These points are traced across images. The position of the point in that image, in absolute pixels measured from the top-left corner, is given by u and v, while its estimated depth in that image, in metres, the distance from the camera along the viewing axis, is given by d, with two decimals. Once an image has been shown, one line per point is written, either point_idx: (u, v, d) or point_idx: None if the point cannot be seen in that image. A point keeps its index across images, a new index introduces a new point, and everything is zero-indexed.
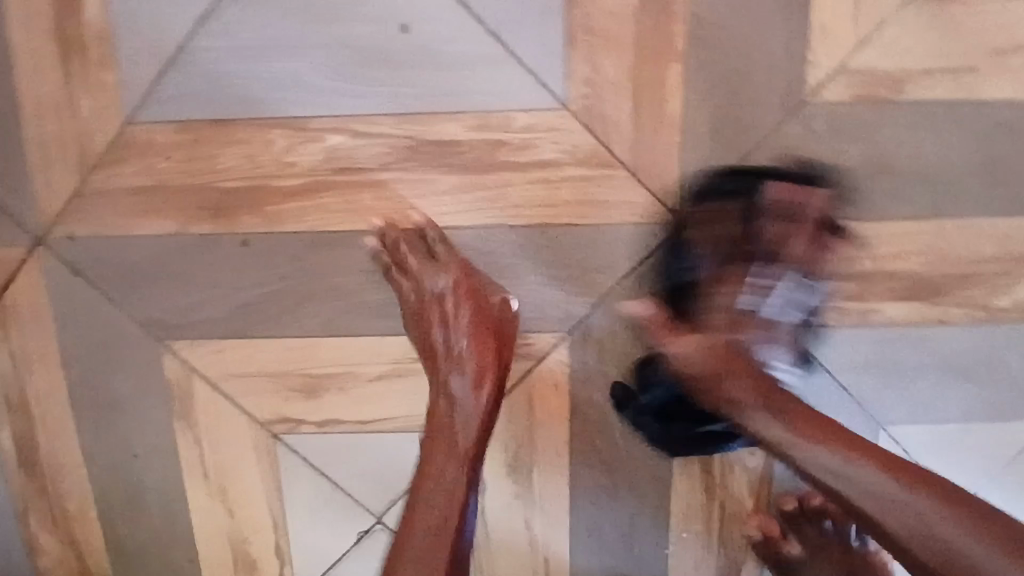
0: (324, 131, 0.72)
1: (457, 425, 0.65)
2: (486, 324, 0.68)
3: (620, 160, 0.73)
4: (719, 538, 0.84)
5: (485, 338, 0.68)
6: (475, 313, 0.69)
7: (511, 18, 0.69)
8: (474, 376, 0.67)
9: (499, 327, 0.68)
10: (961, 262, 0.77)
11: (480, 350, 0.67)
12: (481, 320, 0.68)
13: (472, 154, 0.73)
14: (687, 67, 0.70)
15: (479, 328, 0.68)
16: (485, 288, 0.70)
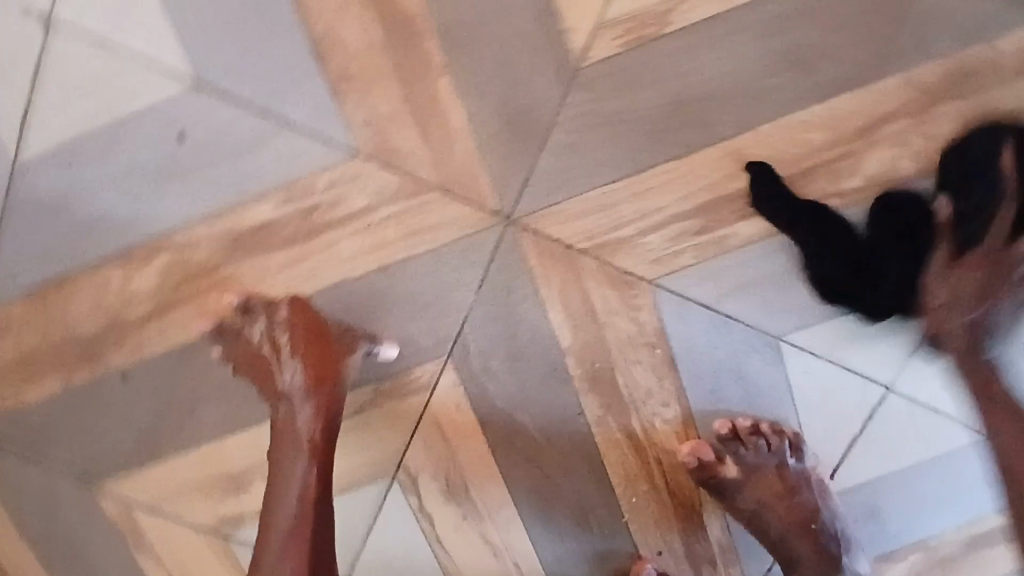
0: (151, 255, 0.75)
1: (301, 472, 0.71)
2: (322, 373, 0.72)
3: (428, 183, 0.73)
4: (667, 492, 0.85)
5: (325, 387, 0.72)
6: (312, 362, 0.72)
7: (271, 91, 0.70)
8: (314, 426, 0.71)
9: (335, 373, 0.73)
10: (799, 158, 0.75)
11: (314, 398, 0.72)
12: (315, 368, 0.72)
13: (290, 226, 0.74)
14: (453, 75, 0.70)
15: (316, 377, 0.72)
16: (321, 331, 0.73)
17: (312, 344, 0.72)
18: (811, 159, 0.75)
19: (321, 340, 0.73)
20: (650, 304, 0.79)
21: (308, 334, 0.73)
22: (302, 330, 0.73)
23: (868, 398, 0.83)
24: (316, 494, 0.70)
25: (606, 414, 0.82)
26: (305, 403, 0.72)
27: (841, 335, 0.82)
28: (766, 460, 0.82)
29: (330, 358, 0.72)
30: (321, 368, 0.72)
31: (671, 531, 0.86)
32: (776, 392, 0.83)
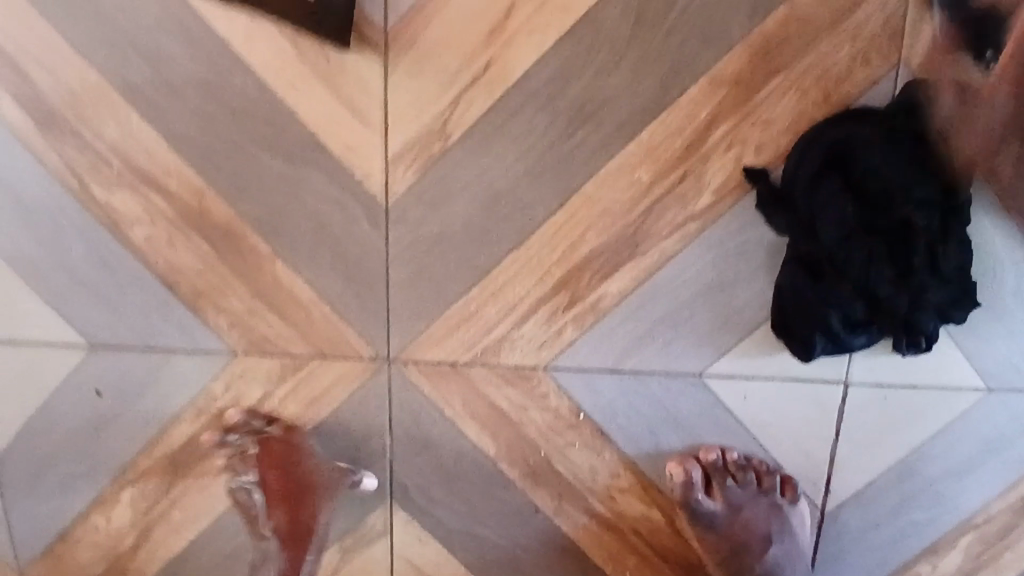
0: (115, 494, 0.83)
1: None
2: (295, 505, 0.76)
3: (305, 355, 0.78)
4: (657, 555, 0.82)
5: (298, 517, 0.76)
6: (285, 499, 0.76)
7: (147, 328, 0.78)
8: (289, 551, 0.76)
9: (306, 509, 0.77)
10: (633, 201, 0.72)
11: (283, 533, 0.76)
12: (290, 500, 0.76)
13: (209, 433, 0.81)
14: (285, 257, 0.75)
15: (290, 508, 0.76)
16: (298, 468, 0.77)
17: (289, 479, 0.77)
18: (647, 197, 0.72)
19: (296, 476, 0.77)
20: (555, 387, 0.78)
21: (285, 468, 0.77)
22: (281, 469, 0.77)
23: (825, 398, 0.77)
24: None
25: (562, 502, 0.81)
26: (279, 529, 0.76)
27: (767, 346, 0.76)
28: (755, 498, 0.78)
29: (303, 494, 0.77)
30: (293, 501, 0.76)
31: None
32: (725, 425, 0.78)
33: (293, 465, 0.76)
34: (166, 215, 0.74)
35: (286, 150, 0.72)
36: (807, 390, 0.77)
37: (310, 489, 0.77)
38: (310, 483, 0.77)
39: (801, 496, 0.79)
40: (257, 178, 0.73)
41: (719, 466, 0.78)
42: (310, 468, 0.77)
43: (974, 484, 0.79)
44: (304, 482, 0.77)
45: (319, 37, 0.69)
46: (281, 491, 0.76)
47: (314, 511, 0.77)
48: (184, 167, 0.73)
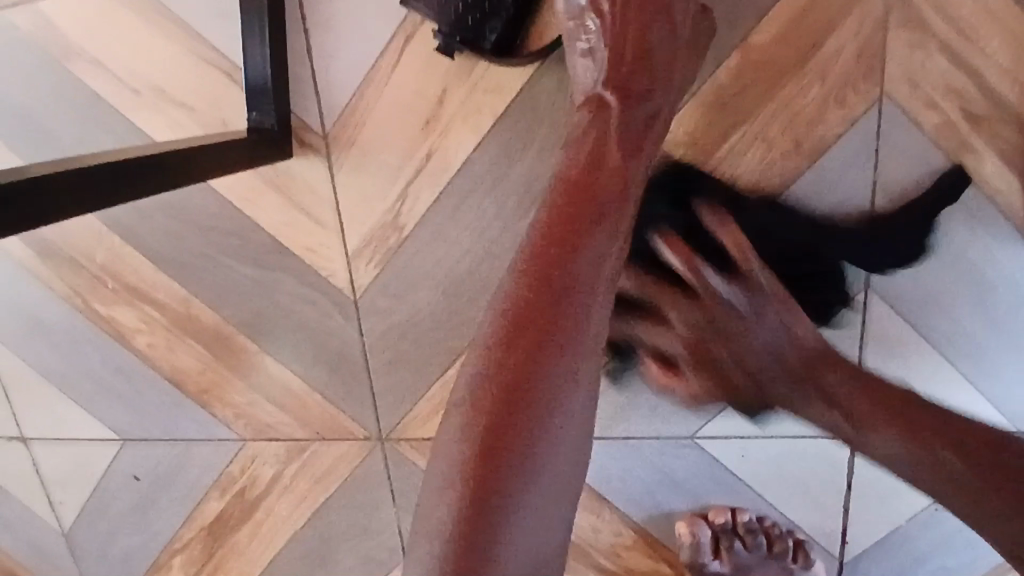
0: (167, 561, 0.92)
1: (498, 488, 0.40)
2: (545, 339, 0.43)
3: (305, 438, 0.81)
4: None
5: (544, 362, 0.43)
6: (559, 304, 0.44)
7: (164, 422, 0.84)
8: (513, 422, 0.41)
9: (569, 333, 0.44)
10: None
11: (528, 350, 0.43)
12: (530, 338, 0.43)
13: (234, 510, 0.86)
14: (271, 352, 0.78)
15: (535, 339, 0.43)
16: (590, 257, 0.46)
17: (547, 282, 0.44)
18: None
19: (575, 260, 0.45)
20: None
21: (542, 262, 0.45)
22: (567, 256, 0.45)
23: (830, 450, 0.73)
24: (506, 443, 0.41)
25: (568, 562, 0.81)
26: (520, 355, 0.43)
27: (760, 409, 0.71)
28: (763, 562, 0.75)
29: (567, 314, 0.44)
30: (558, 307, 0.44)
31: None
32: (724, 484, 0.75)
33: (588, 219, 0.46)
34: (161, 322, 0.79)
35: (255, 254, 0.75)
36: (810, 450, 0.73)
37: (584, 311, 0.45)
38: (583, 269, 0.45)
39: (814, 561, 0.74)
40: (234, 282, 0.76)
41: (729, 527, 0.75)
42: (592, 270, 0.45)
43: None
44: (583, 278, 0.45)
45: (259, 162, 0.65)
46: (521, 307, 0.44)
47: (577, 337, 0.44)
48: (169, 280, 0.77)
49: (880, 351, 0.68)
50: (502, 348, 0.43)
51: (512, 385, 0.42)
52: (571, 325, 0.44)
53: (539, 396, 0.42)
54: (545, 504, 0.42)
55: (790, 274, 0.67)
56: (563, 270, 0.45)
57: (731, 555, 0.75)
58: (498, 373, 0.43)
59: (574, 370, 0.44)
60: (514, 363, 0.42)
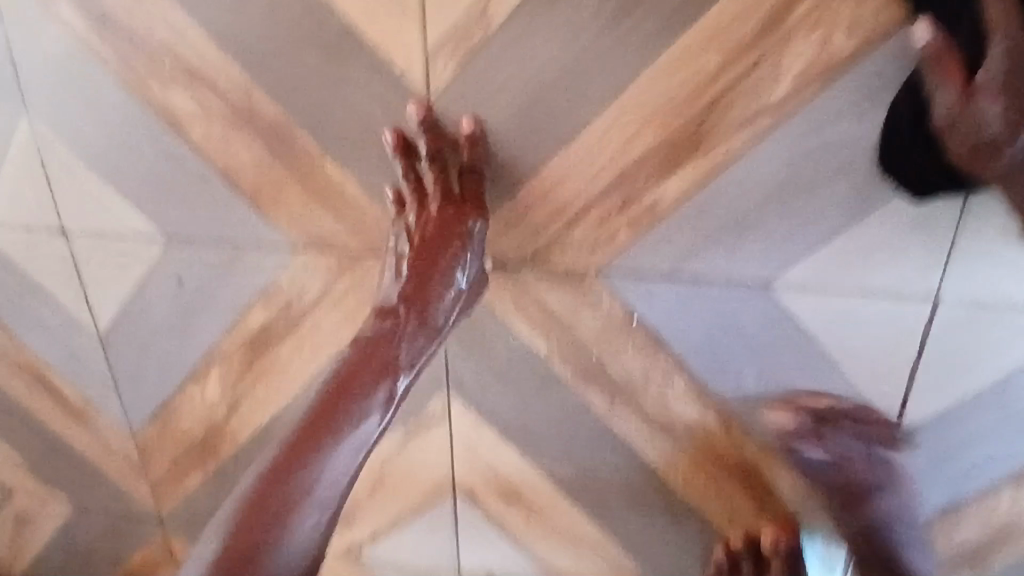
0: (206, 368, 0.92)
1: (279, 498, 0.59)
2: (340, 397, 0.64)
3: (361, 250, 0.79)
4: (713, 459, 0.81)
5: (339, 405, 0.63)
6: (371, 362, 0.66)
7: (213, 223, 0.82)
8: (269, 495, 0.59)
9: (356, 400, 0.64)
10: (700, 91, 0.65)
11: (325, 411, 0.63)
12: (342, 386, 0.64)
13: (278, 322, 0.85)
14: (333, 154, 0.74)
15: (340, 387, 0.64)
16: (391, 333, 0.68)
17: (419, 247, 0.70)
18: (713, 87, 0.64)
19: (387, 343, 0.67)
20: (608, 293, 0.75)
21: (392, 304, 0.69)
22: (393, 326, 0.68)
23: (910, 311, 0.70)
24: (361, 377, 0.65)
25: (614, 403, 0.80)
26: (328, 403, 0.64)
27: (845, 258, 0.69)
28: (852, 445, 0.75)
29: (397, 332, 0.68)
30: (421, 273, 0.69)
31: (733, 495, 0.83)
32: (793, 338, 0.73)
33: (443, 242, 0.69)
34: (219, 112, 0.75)
35: (326, 43, 0.70)
36: (886, 310, 0.70)
37: (342, 419, 0.63)
38: (350, 422, 0.63)
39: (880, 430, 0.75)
40: (301, 73, 0.71)
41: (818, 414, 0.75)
42: (405, 343, 0.68)
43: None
44: (391, 348, 0.67)
45: None
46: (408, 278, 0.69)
47: (328, 447, 0.62)
48: (231, 65, 0.73)
49: (985, 219, 0.66)
50: (319, 397, 0.64)
51: (319, 424, 0.62)
52: (327, 435, 0.62)
53: (379, 357, 0.67)
54: (318, 505, 0.60)
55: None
56: (382, 336, 0.67)
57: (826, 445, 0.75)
58: (309, 415, 0.63)
59: (425, 315, 0.69)
60: (324, 404, 0.64)
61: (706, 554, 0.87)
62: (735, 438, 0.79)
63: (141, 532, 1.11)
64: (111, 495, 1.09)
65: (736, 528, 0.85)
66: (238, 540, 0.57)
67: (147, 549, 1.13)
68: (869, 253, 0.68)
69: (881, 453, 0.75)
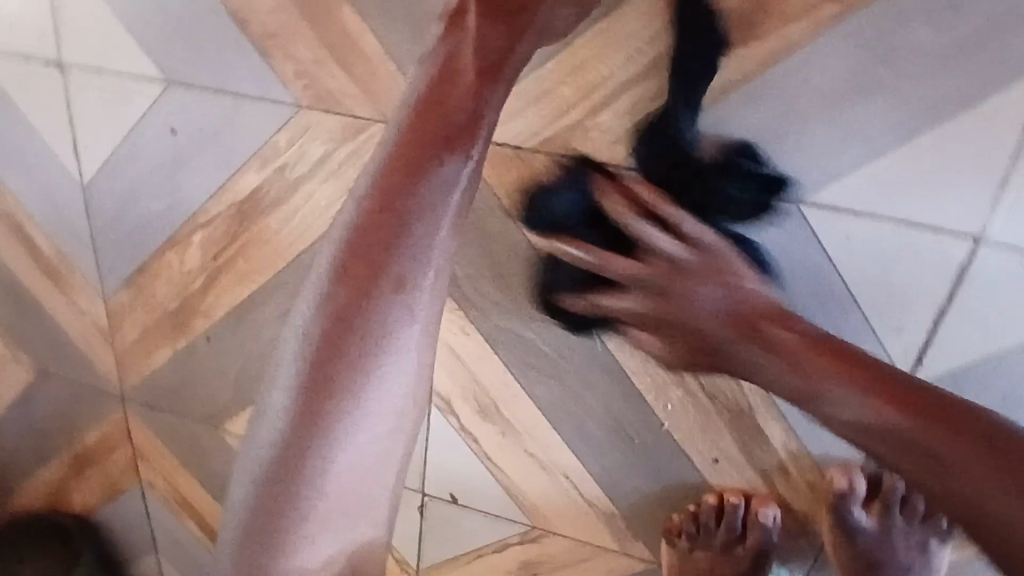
0: (188, 234, 0.87)
1: (344, 391, 0.54)
2: (380, 248, 0.54)
3: (368, 118, 0.73)
4: (706, 391, 0.77)
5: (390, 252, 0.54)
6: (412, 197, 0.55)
7: (218, 69, 0.77)
8: (328, 387, 0.54)
9: (396, 241, 0.54)
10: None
11: (367, 267, 0.54)
12: (382, 234, 0.54)
13: (271, 189, 0.80)
14: (356, 5, 0.70)
15: (379, 238, 0.54)
16: (442, 144, 0.56)
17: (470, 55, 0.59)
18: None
19: (426, 154, 0.56)
20: (623, 191, 0.69)
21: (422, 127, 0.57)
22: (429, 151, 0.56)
23: (948, 253, 0.64)
24: (409, 195, 0.55)
25: (612, 319, 0.76)
26: (366, 259, 0.54)
27: (886, 182, 0.63)
28: (906, 527, 0.76)
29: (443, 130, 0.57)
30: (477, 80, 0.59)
31: (721, 436, 0.79)
32: (814, 267, 0.67)
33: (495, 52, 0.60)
34: None
35: None
36: (918, 250, 0.64)
37: (398, 258, 0.54)
38: (405, 249, 0.55)
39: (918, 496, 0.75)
40: None
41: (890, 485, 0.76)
42: (454, 152, 0.56)
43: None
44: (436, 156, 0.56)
45: None
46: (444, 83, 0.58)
47: (379, 313, 0.54)
48: None
49: None
50: (354, 253, 0.54)
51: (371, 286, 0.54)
52: (382, 288, 0.54)
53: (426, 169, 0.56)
54: (383, 404, 0.56)
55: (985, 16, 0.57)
56: (414, 156, 0.56)
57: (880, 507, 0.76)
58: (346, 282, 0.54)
59: (476, 116, 0.58)
60: (366, 255, 0.54)
61: (684, 498, 0.83)
62: (734, 372, 0.75)
63: (97, 412, 1.05)
64: (72, 367, 1.04)
65: (720, 472, 0.81)
66: (322, 435, 0.54)
67: (99, 432, 1.07)
68: (912, 179, 0.63)
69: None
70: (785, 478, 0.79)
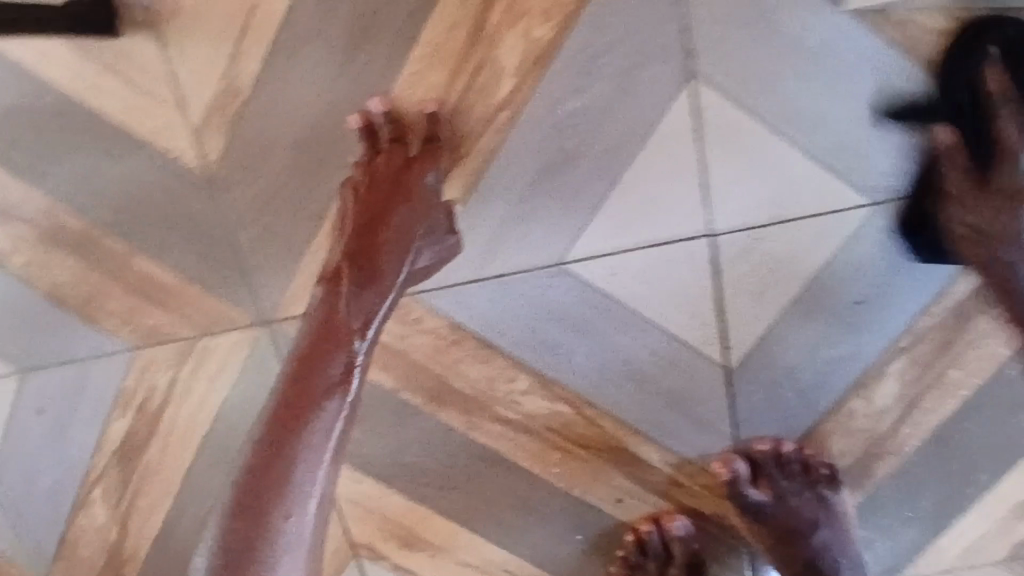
0: (87, 496, 0.92)
1: None
2: (270, 482, 0.59)
3: (194, 335, 0.81)
4: (581, 444, 0.83)
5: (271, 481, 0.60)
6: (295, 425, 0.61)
7: (56, 345, 0.84)
8: None
9: (289, 472, 0.60)
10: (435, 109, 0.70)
11: (262, 492, 0.60)
12: (273, 463, 0.60)
13: (140, 426, 0.86)
14: (142, 250, 0.78)
15: (270, 469, 0.60)
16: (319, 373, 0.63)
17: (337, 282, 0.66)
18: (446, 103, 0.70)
19: (310, 399, 0.62)
20: (427, 308, 0.79)
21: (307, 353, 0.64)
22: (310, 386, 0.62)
23: (696, 255, 0.74)
24: (286, 433, 0.61)
25: (471, 416, 0.83)
26: (262, 482, 0.60)
27: (623, 222, 0.73)
28: (801, 488, 0.80)
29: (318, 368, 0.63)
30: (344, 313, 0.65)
31: (612, 475, 0.85)
32: (606, 307, 0.77)
33: (358, 279, 0.66)
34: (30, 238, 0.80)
35: (107, 150, 0.75)
36: (675, 259, 0.74)
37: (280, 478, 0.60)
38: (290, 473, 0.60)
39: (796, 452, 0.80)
40: (93, 184, 0.77)
41: (768, 458, 0.79)
42: (330, 377, 0.63)
43: (898, 289, 0.75)
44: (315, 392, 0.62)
45: (76, 34, 0.67)
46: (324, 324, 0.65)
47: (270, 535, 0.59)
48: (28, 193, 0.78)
49: (730, 154, 0.70)
50: (251, 480, 0.60)
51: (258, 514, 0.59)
52: (270, 513, 0.59)
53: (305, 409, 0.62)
54: None
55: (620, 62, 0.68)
56: (305, 388, 0.62)
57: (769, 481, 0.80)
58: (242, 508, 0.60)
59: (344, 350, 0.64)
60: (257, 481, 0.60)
61: (612, 544, 0.87)
62: (593, 418, 0.82)
63: None
64: None
65: (629, 508, 0.86)
66: None
67: None
68: (640, 214, 0.72)
69: (719, 392, 0.79)
70: (681, 488, 0.84)
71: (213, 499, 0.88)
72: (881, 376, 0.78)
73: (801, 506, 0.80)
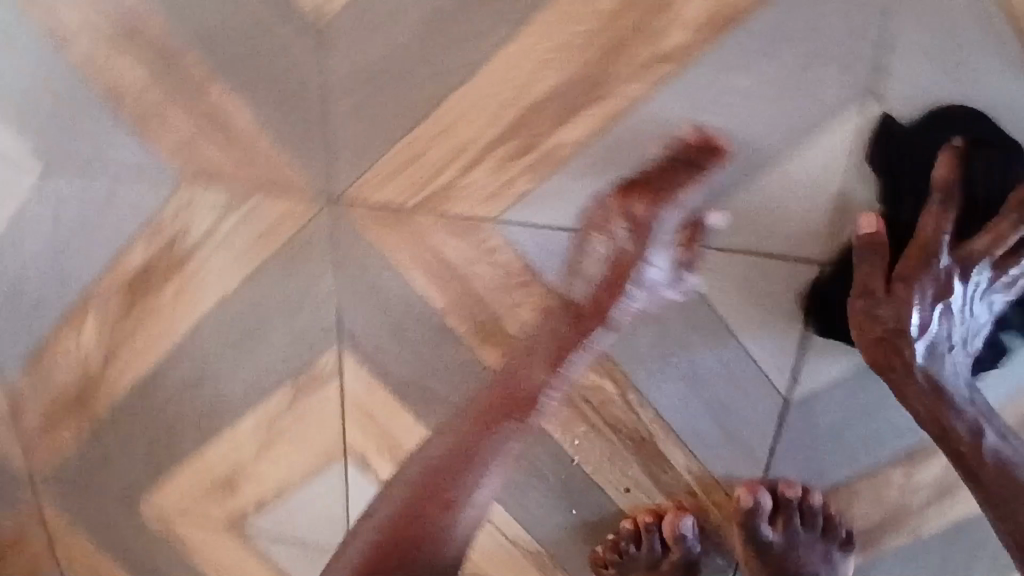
0: (80, 315, 0.85)
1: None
2: (448, 475, 0.69)
3: (251, 187, 0.75)
4: (611, 427, 0.79)
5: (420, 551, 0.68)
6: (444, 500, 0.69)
7: (94, 150, 0.77)
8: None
9: (462, 474, 0.69)
10: (582, 45, 0.65)
11: (404, 549, 0.67)
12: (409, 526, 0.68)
13: (161, 262, 0.80)
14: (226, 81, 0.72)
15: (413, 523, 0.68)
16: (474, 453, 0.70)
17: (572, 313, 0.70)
18: (594, 42, 0.65)
19: (499, 414, 0.70)
20: (505, 243, 0.73)
21: (481, 408, 0.71)
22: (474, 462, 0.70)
23: (798, 278, 0.70)
24: (463, 443, 0.70)
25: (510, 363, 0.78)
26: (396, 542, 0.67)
27: (741, 219, 0.69)
28: (813, 541, 0.77)
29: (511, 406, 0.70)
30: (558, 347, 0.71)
31: (629, 465, 0.81)
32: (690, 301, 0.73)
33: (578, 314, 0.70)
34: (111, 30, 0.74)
35: None
36: (763, 295, 0.71)
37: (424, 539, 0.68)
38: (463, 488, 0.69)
39: (819, 505, 0.77)
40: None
41: (792, 502, 0.76)
42: (542, 392, 0.71)
43: (984, 386, 0.73)
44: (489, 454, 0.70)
45: None
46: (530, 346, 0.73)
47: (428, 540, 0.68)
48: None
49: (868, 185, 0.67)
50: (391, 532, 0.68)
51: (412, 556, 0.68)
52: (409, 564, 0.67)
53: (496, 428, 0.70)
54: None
55: (779, 86, 0.66)
56: (515, 396, 0.71)
57: (786, 524, 0.77)
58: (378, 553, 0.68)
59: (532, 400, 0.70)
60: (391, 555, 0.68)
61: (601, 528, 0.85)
62: (632, 406, 0.78)
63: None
64: None
65: (634, 500, 0.83)
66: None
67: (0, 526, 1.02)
68: (758, 217, 0.69)
69: (770, 423, 0.76)
70: (694, 498, 0.81)
71: (220, 356, 0.85)
72: (930, 458, 0.76)
73: (807, 556, 0.78)
